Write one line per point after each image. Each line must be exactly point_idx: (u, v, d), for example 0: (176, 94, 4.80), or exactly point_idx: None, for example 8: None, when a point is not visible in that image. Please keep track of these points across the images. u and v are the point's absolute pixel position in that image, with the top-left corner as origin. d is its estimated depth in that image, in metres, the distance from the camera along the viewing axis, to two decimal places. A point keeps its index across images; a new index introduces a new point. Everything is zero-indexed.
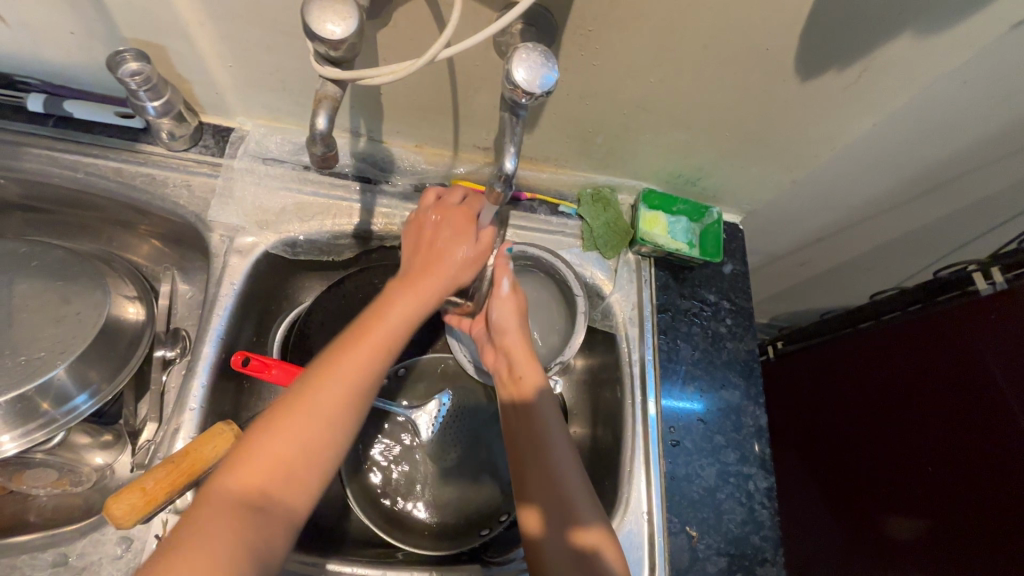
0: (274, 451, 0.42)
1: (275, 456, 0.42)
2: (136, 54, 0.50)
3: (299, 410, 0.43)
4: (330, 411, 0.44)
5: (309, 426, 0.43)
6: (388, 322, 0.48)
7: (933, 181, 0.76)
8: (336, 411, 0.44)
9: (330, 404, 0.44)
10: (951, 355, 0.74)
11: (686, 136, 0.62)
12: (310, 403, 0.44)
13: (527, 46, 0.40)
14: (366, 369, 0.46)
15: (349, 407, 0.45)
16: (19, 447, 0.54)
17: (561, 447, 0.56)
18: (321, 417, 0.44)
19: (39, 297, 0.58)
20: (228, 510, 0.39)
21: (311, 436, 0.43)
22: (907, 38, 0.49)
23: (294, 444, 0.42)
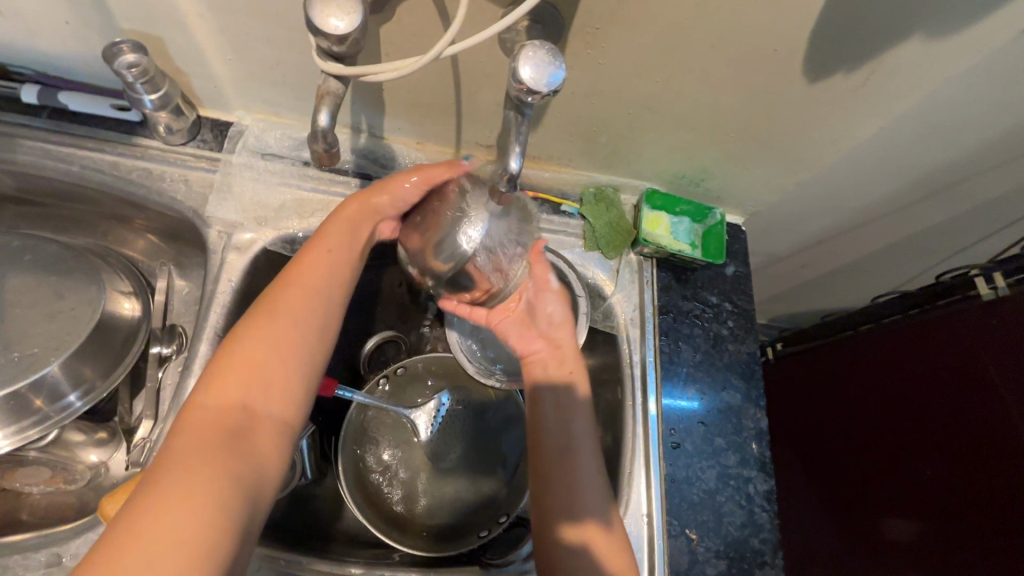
0: (244, 377, 0.43)
1: (246, 385, 0.42)
2: (133, 46, 0.49)
3: (261, 340, 0.44)
4: (289, 336, 0.45)
5: (269, 350, 0.44)
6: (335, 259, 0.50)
7: (937, 184, 0.76)
8: (298, 336, 0.46)
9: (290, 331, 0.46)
10: (953, 359, 0.74)
11: (691, 137, 0.62)
12: (270, 331, 0.45)
13: (534, 44, 0.39)
14: (316, 301, 0.48)
15: (310, 334, 0.47)
16: (12, 445, 0.53)
17: (589, 447, 0.55)
18: (284, 340, 0.45)
19: (33, 293, 0.57)
20: (201, 441, 0.39)
21: (281, 361, 0.45)
22: (917, 41, 0.48)
23: (261, 370, 0.43)
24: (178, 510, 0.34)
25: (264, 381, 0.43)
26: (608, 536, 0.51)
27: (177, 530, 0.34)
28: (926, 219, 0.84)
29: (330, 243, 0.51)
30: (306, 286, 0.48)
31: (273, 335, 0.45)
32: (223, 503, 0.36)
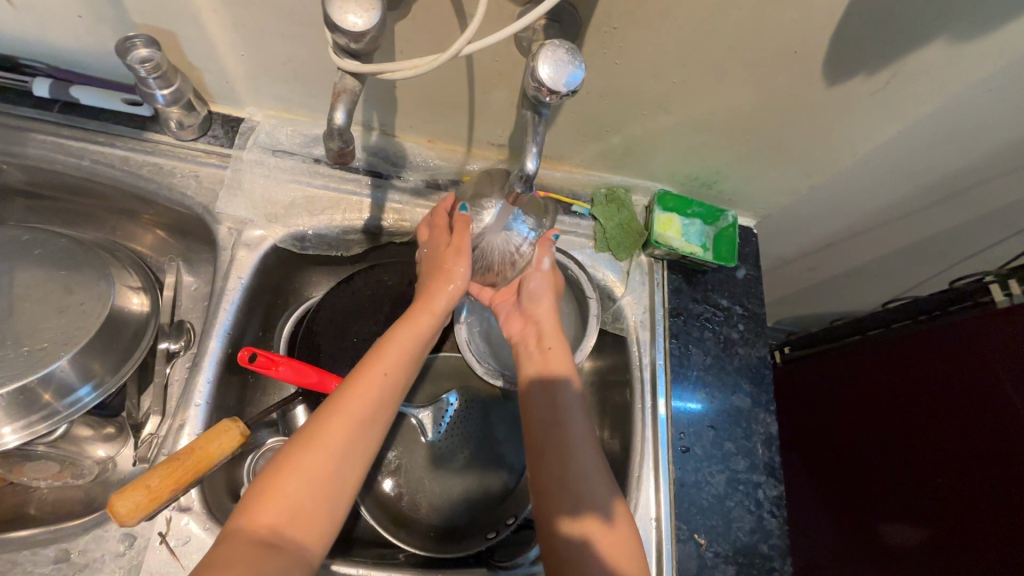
0: (296, 488, 0.42)
1: (295, 496, 0.41)
2: (146, 40, 0.49)
3: (321, 442, 0.44)
4: (349, 443, 0.45)
5: (328, 457, 0.43)
6: (398, 351, 0.50)
7: (952, 189, 0.75)
8: (357, 441, 0.45)
9: (349, 436, 0.45)
10: (964, 365, 0.73)
11: (705, 138, 0.61)
12: (329, 434, 0.44)
13: (553, 43, 0.39)
14: (378, 400, 0.47)
15: (368, 437, 0.46)
16: (20, 440, 0.52)
17: (581, 438, 0.54)
18: (341, 447, 0.44)
19: (43, 287, 0.57)
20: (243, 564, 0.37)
21: (334, 470, 0.43)
22: (940, 44, 0.47)
23: (315, 478, 0.42)
24: None
25: (314, 494, 0.42)
26: (609, 531, 0.50)
27: None
28: (939, 224, 0.83)
29: (397, 335, 0.51)
30: (370, 382, 0.47)
31: (332, 440, 0.44)
32: None
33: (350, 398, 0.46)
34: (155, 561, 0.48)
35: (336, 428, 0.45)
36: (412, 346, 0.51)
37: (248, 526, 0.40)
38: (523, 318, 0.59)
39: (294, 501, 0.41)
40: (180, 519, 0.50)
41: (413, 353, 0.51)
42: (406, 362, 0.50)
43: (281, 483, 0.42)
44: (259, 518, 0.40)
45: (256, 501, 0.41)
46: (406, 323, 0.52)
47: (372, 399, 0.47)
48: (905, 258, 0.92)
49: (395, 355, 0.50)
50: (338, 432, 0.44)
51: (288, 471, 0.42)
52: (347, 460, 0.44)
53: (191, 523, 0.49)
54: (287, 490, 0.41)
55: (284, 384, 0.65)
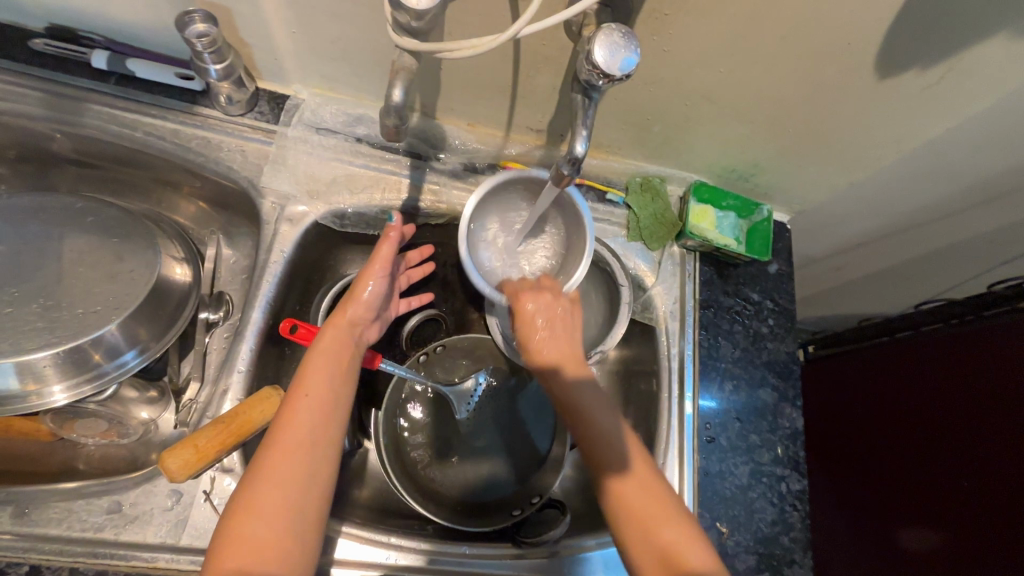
0: (253, 528, 0.42)
1: (255, 535, 0.42)
2: (204, 16, 0.50)
3: (263, 479, 0.44)
4: (291, 472, 0.44)
5: (276, 489, 0.43)
6: (327, 373, 0.50)
7: (996, 191, 0.73)
8: (301, 467, 0.45)
9: (292, 464, 0.45)
10: (997, 370, 0.72)
11: (746, 130, 0.61)
12: (275, 466, 0.44)
13: (609, 26, 0.39)
14: (308, 429, 0.47)
15: (312, 462, 0.46)
16: (69, 398, 0.55)
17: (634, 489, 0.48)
18: (284, 477, 0.44)
19: (96, 254, 0.59)
20: None
21: (284, 499, 0.43)
22: (1000, 40, 0.47)
23: (270, 512, 0.43)
24: None
25: (269, 525, 0.42)
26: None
27: None
28: (978, 228, 0.81)
29: (316, 364, 0.51)
30: (296, 406, 0.47)
31: (274, 474, 0.44)
32: None
33: (285, 429, 0.46)
34: (200, 516, 0.50)
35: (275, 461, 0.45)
36: (334, 365, 0.51)
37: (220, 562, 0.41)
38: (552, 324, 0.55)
39: (254, 538, 0.42)
40: (223, 479, 0.52)
41: (337, 372, 0.51)
42: (332, 382, 0.50)
43: (238, 527, 0.42)
44: (228, 558, 0.41)
45: (222, 543, 0.42)
46: (324, 348, 0.52)
47: (306, 426, 0.47)
48: (940, 261, 0.90)
49: (317, 377, 0.50)
50: (277, 463, 0.44)
51: (242, 510, 0.43)
52: (295, 489, 0.44)
53: (233, 483, 0.52)
54: (244, 530, 0.42)
55: None
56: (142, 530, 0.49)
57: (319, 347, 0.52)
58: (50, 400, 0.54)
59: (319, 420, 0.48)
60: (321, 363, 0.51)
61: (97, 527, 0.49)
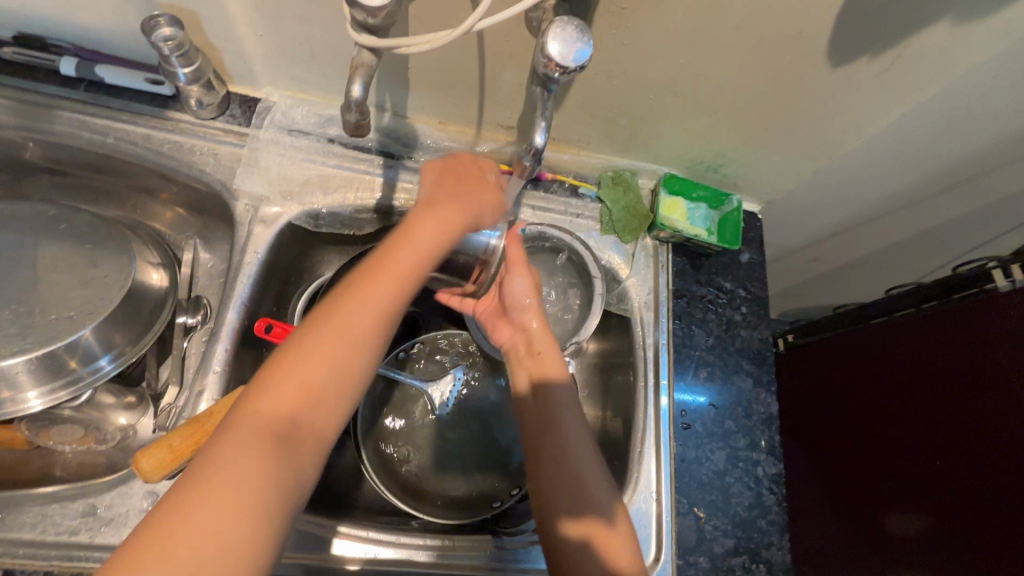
0: (289, 408, 0.40)
1: (294, 417, 0.40)
2: (170, 19, 0.51)
3: (333, 344, 0.42)
4: (336, 377, 0.42)
5: (322, 386, 0.41)
6: (398, 265, 0.45)
7: (958, 176, 0.75)
8: (371, 336, 0.43)
9: (337, 369, 0.42)
10: (967, 350, 0.74)
11: (711, 121, 0.62)
12: (324, 355, 0.41)
13: (562, 20, 0.40)
14: (396, 298, 0.45)
15: (354, 369, 0.42)
16: (45, 404, 0.55)
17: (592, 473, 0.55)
18: (354, 345, 0.42)
19: (69, 260, 0.59)
20: (250, 456, 0.37)
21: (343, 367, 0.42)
22: (944, 25, 0.48)
23: (310, 405, 0.40)
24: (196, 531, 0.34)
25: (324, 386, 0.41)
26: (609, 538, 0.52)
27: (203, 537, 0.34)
28: (944, 214, 0.83)
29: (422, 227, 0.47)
30: (391, 272, 0.45)
31: (340, 345, 0.42)
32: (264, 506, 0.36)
33: (341, 325, 0.42)
34: None
35: (322, 351, 0.41)
36: (404, 266, 0.45)
37: (252, 421, 0.39)
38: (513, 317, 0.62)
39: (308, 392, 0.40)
40: None
41: (407, 271, 0.45)
42: (401, 289, 0.45)
43: (293, 372, 0.40)
44: (259, 415, 0.39)
45: (260, 396, 0.40)
46: (392, 250, 0.46)
47: (374, 326, 0.43)
48: (909, 247, 0.92)
49: (383, 283, 0.44)
50: (357, 336, 0.42)
51: (279, 390, 0.40)
52: (331, 399, 0.41)
53: None
54: (281, 404, 0.40)
55: None
56: (118, 533, 0.49)
57: (404, 237, 0.47)
58: (25, 406, 0.54)
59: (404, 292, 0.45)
60: (431, 241, 0.47)
61: (71, 530, 0.49)
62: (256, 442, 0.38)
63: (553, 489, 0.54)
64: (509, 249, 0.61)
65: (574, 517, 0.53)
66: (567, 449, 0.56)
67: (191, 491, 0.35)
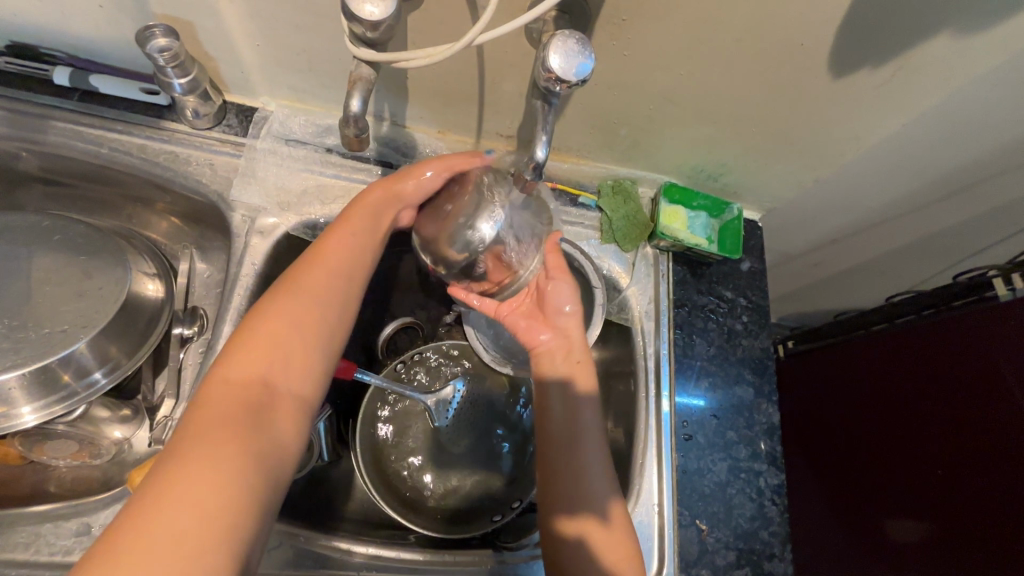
0: (255, 366, 0.42)
1: (263, 372, 0.42)
2: (165, 30, 0.50)
3: (281, 319, 0.45)
4: (298, 333, 0.45)
5: (287, 342, 0.44)
6: (344, 258, 0.50)
7: (957, 184, 0.75)
8: (323, 306, 0.47)
9: (299, 326, 0.45)
10: (967, 357, 0.74)
11: (712, 130, 0.62)
12: (283, 315, 0.45)
13: (563, 34, 0.40)
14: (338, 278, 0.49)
15: (320, 329, 0.46)
16: (38, 419, 0.54)
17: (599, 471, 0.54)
18: (309, 317, 0.46)
19: (63, 272, 0.58)
20: (224, 422, 0.38)
21: (303, 336, 0.45)
22: (945, 37, 0.48)
23: (278, 358, 0.44)
24: (189, 485, 0.34)
25: (287, 355, 0.44)
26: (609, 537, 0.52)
27: (197, 487, 0.34)
28: (943, 222, 0.83)
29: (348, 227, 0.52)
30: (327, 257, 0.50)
31: (291, 316, 0.46)
32: (244, 456, 0.37)
33: (303, 293, 0.47)
34: None
35: (273, 331, 0.45)
36: (358, 243, 0.52)
37: (221, 383, 0.41)
38: (551, 326, 0.58)
39: (264, 364, 0.43)
40: None
41: (364, 249, 0.52)
42: (358, 261, 0.51)
43: (243, 352, 0.43)
44: (226, 379, 0.42)
45: (225, 363, 0.43)
46: (347, 229, 0.52)
47: (327, 301, 0.48)
48: (908, 254, 0.92)
49: (338, 253, 0.50)
50: (309, 309, 0.46)
51: (243, 354, 0.43)
52: (299, 355, 0.45)
53: None
54: (246, 364, 0.42)
55: None
56: None
57: (350, 222, 0.52)
58: (18, 421, 0.53)
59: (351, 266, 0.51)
60: (363, 236, 0.52)
61: (65, 550, 0.48)
62: (226, 409, 0.39)
63: (556, 483, 0.54)
64: (548, 258, 0.57)
65: (568, 516, 0.52)
66: (574, 445, 0.55)
67: (168, 463, 0.35)
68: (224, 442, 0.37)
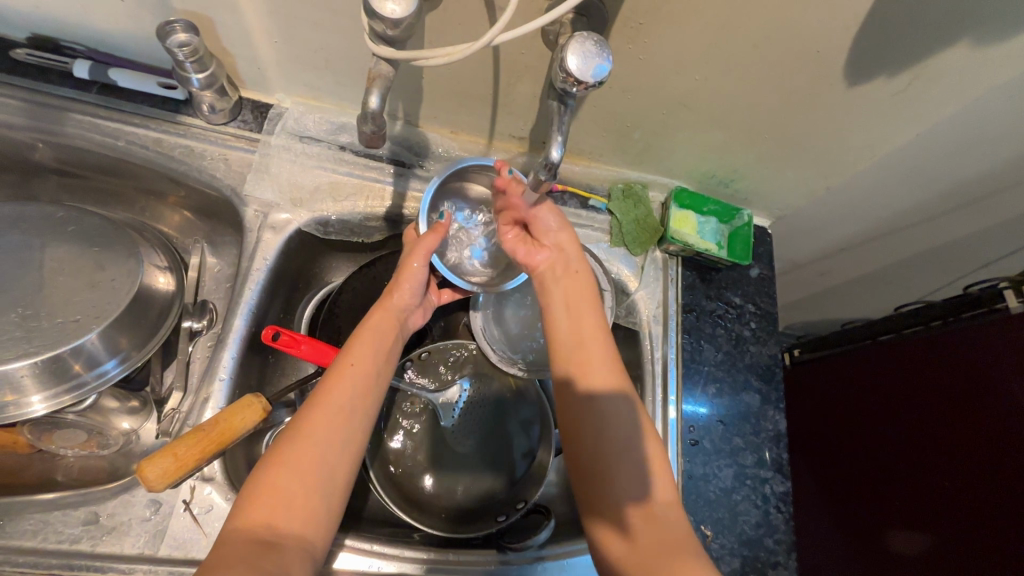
0: (263, 516, 0.40)
1: (271, 524, 0.40)
2: (185, 25, 0.51)
3: (306, 440, 0.44)
4: (306, 479, 0.43)
5: (293, 490, 0.42)
6: (353, 373, 0.49)
7: (968, 196, 0.75)
8: (342, 426, 0.46)
9: (304, 470, 0.43)
10: (975, 367, 0.74)
11: (724, 136, 0.62)
12: (294, 462, 0.43)
13: (582, 35, 0.40)
14: (354, 393, 0.48)
15: (326, 471, 0.44)
16: (48, 409, 0.55)
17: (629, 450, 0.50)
18: (325, 438, 0.45)
19: (76, 263, 0.59)
20: (244, 561, 0.37)
21: (320, 459, 0.44)
22: (963, 47, 0.48)
23: (285, 508, 0.41)
24: None
25: (304, 486, 0.42)
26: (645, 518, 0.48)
27: None
28: (954, 232, 0.83)
29: (363, 335, 0.53)
30: (342, 371, 0.49)
31: (312, 434, 0.45)
32: None
33: (306, 428, 0.45)
34: (178, 526, 0.50)
35: (300, 454, 0.43)
36: (360, 374, 0.49)
37: (234, 537, 0.39)
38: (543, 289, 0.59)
39: (285, 494, 0.42)
40: (203, 488, 0.52)
41: (367, 378, 0.50)
42: (360, 394, 0.49)
43: (267, 481, 0.42)
44: (247, 519, 0.40)
45: (236, 517, 0.41)
46: (349, 364, 0.50)
47: (344, 418, 0.46)
48: (918, 264, 0.92)
49: (342, 385, 0.48)
50: (325, 423, 0.45)
51: (252, 503, 0.41)
52: (305, 501, 0.42)
53: (213, 493, 0.51)
54: (257, 517, 0.40)
55: (302, 365, 0.67)
56: (120, 541, 0.49)
57: (350, 355, 0.50)
58: (28, 410, 0.54)
59: (365, 386, 0.49)
60: (368, 352, 0.51)
61: (73, 538, 0.48)
62: (246, 547, 0.38)
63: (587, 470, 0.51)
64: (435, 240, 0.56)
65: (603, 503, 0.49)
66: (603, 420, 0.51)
67: None
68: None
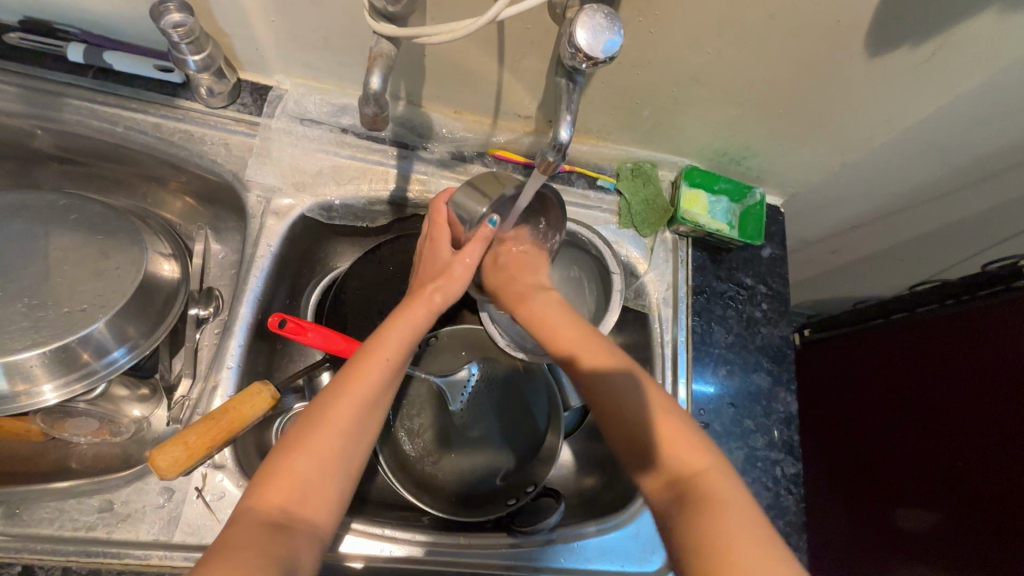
0: (278, 499, 0.40)
1: (286, 509, 0.40)
2: (179, 5, 0.49)
3: (328, 430, 0.43)
4: (324, 470, 0.42)
5: (309, 478, 0.41)
6: (380, 365, 0.46)
7: (986, 171, 0.73)
8: (362, 422, 0.45)
9: (323, 460, 0.42)
10: (991, 346, 0.72)
11: (738, 112, 0.60)
12: (314, 449, 0.42)
13: (591, 7, 0.38)
14: (381, 387, 0.46)
15: (344, 465, 0.43)
16: (60, 397, 0.55)
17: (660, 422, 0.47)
18: (347, 431, 0.44)
19: (80, 251, 0.58)
20: (255, 546, 0.37)
21: (338, 451, 0.43)
22: (992, 14, 0.46)
23: (301, 495, 0.41)
24: None
25: (321, 476, 0.42)
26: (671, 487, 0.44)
27: None
28: (972, 208, 0.81)
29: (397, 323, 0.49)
30: (372, 361, 0.46)
31: (333, 423, 0.43)
32: None
33: (330, 418, 0.43)
34: (192, 513, 0.50)
35: (321, 445, 0.42)
36: (392, 370, 0.47)
37: (247, 517, 0.39)
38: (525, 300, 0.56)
39: (301, 481, 0.41)
40: (215, 475, 0.52)
41: (396, 371, 0.47)
42: (386, 390, 0.46)
43: (286, 463, 0.41)
44: (262, 498, 0.40)
45: (250, 495, 0.41)
46: (381, 358, 0.46)
47: (365, 413, 0.45)
48: (933, 242, 0.90)
49: (371, 379, 0.45)
50: (348, 415, 0.44)
51: (269, 482, 0.41)
52: (320, 490, 0.42)
53: (225, 479, 0.52)
54: (273, 499, 0.40)
55: (309, 351, 0.67)
56: (135, 528, 0.49)
57: (383, 348, 0.47)
58: (40, 399, 0.54)
59: (391, 381, 0.47)
60: (400, 345, 0.48)
61: (88, 525, 0.49)
62: (258, 530, 0.39)
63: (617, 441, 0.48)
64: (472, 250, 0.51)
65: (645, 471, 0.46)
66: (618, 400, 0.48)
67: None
68: (251, 561, 0.36)
